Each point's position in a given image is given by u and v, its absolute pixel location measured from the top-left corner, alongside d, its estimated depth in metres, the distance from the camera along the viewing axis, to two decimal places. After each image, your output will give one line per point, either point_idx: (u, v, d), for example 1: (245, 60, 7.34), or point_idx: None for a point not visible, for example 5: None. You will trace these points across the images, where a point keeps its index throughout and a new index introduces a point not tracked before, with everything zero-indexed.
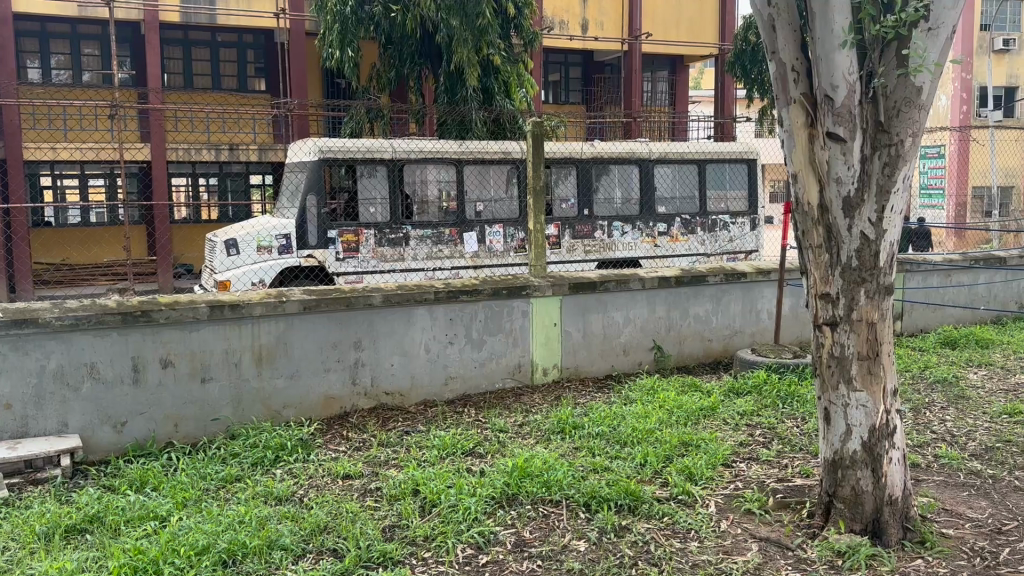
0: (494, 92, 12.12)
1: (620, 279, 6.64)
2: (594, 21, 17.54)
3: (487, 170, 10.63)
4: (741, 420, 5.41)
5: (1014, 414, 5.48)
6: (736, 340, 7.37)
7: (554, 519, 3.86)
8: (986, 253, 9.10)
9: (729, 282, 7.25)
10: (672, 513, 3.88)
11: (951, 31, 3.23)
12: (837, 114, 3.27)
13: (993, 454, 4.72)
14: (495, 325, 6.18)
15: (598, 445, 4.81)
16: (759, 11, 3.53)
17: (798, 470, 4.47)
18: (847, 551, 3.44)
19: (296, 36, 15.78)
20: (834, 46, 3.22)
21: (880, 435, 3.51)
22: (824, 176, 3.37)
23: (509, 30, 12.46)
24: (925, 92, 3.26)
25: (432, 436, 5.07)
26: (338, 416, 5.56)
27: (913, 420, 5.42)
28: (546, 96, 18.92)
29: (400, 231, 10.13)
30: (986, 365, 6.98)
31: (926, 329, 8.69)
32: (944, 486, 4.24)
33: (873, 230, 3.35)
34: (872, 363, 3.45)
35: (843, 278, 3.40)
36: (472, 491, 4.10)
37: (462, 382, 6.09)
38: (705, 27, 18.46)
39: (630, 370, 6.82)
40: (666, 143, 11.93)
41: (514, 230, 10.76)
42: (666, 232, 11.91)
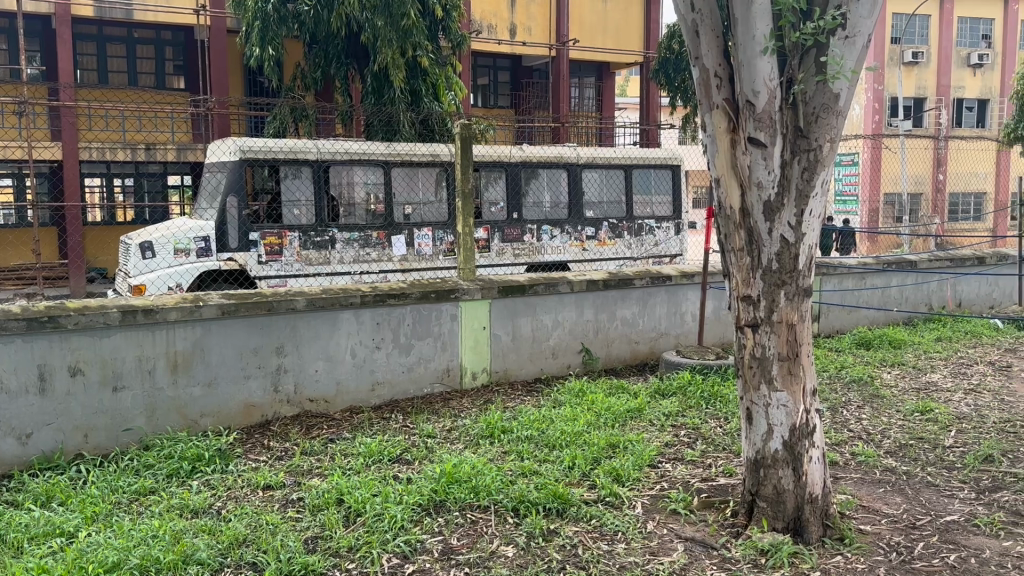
0: (421, 94, 11.98)
1: (549, 282, 6.64)
2: (522, 27, 17.64)
3: (414, 172, 10.55)
4: (667, 421, 5.46)
5: (924, 412, 5.69)
6: (662, 342, 7.45)
7: (482, 526, 3.80)
8: (898, 256, 9.45)
9: (655, 285, 7.33)
10: (600, 516, 3.88)
11: (866, 40, 3.32)
12: (758, 120, 3.33)
13: (906, 451, 4.89)
14: (423, 328, 6.10)
15: (527, 448, 4.78)
16: (683, 17, 3.56)
17: (721, 470, 4.53)
18: (770, 550, 3.49)
19: (217, 33, 15.36)
20: (756, 52, 3.27)
21: (801, 434, 3.57)
22: (745, 180, 3.42)
23: (436, 31, 12.36)
24: (843, 99, 3.34)
25: (358, 443, 4.96)
26: (258, 425, 5.39)
27: (830, 420, 5.56)
28: (474, 100, 18.87)
29: (326, 233, 9.92)
30: (899, 364, 7.24)
31: (842, 330, 8.96)
32: (861, 483, 4.36)
33: (793, 234, 3.41)
34: (793, 363, 3.51)
35: (764, 280, 3.45)
36: (398, 499, 4.02)
37: (389, 387, 5.98)
38: (631, 36, 18.75)
39: (559, 373, 6.82)
40: (593, 148, 12.05)
41: (443, 233, 10.68)
42: (594, 236, 11.98)
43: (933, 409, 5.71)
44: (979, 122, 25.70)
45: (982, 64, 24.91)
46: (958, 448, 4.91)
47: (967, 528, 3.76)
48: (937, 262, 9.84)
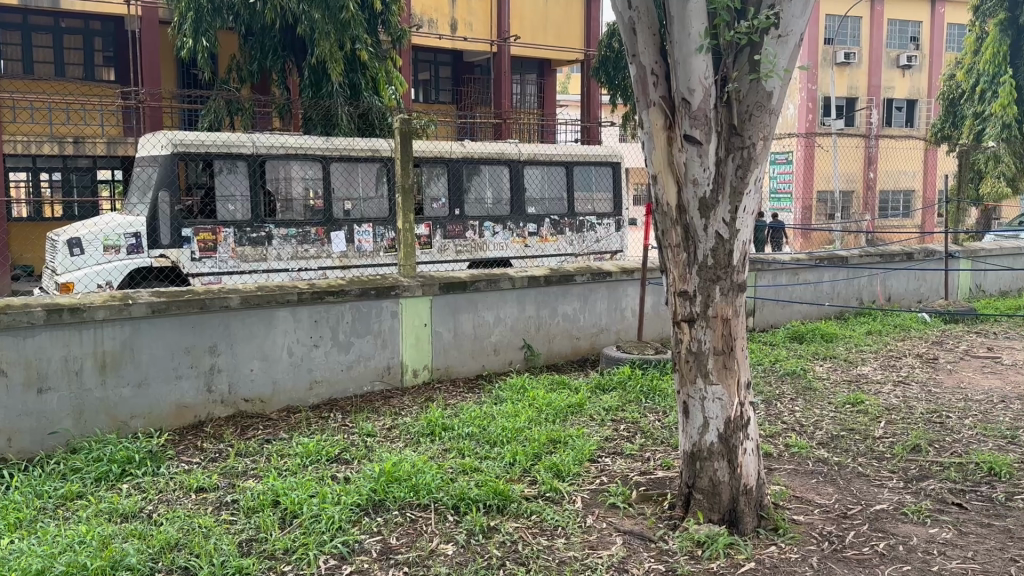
0: (361, 87, 11.79)
1: (490, 279, 6.63)
2: (463, 22, 17.55)
3: (354, 168, 10.46)
4: (607, 416, 5.50)
5: (856, 403, 5.85)
6: (602, 338, 7.51)
7: (421, 524, 3.77)
8: (830, 252, 9.73)
9: (595, 281, 7.38)
10: (539, 511, 3.89)
11: (798, 40, 3.39)
12: (693, 118, 3.37)
13: (838, 442, 5.02)
14: (362, 326, 6.02)
15: (467, 446, 4.77)
16: (620, 15, 3.59)
17: (659, 463, 4.59)
18: (706, 541, 3.55)
19: (149, 24, 14.95)
20: (691, 50, 3.30)
21: (735, 427, 3.63)
22: (681, 177, 3.46)
23: (376, 25, 12.21)
24: (775, 97, 3.40)
25: (295, 444, 4.88)
26: (192, 426, 5.26)
27: (765, 412, 5.68)
28: (415, 95, 18.71)
29: (262, 229, 9.73)
30: (831, 357, 7.44)
31: (776, 324, 9.16)
32: (794, 474, 4.46)
33: (727, 230, 3.46)
34: (727, 357, 3.57)
35: (699, 276, 3.50)
36: (336, 499, 3.96)
37: (328, 386, 5.89)
38: (572, 33, 18.84)
39: (500, 369, 6.81)
40: (535, 145, 12.06)
41: (384, 229, 10.60)
42: (536, 232, 12.02)
43: (864, 401, 5.88)
44: (907, 122, 26.58)
45: (911, 65, 25.76)
46: (887, 439, 5.06)
47: (896, 516, 3.88)
48: (868, 258, 10.14)
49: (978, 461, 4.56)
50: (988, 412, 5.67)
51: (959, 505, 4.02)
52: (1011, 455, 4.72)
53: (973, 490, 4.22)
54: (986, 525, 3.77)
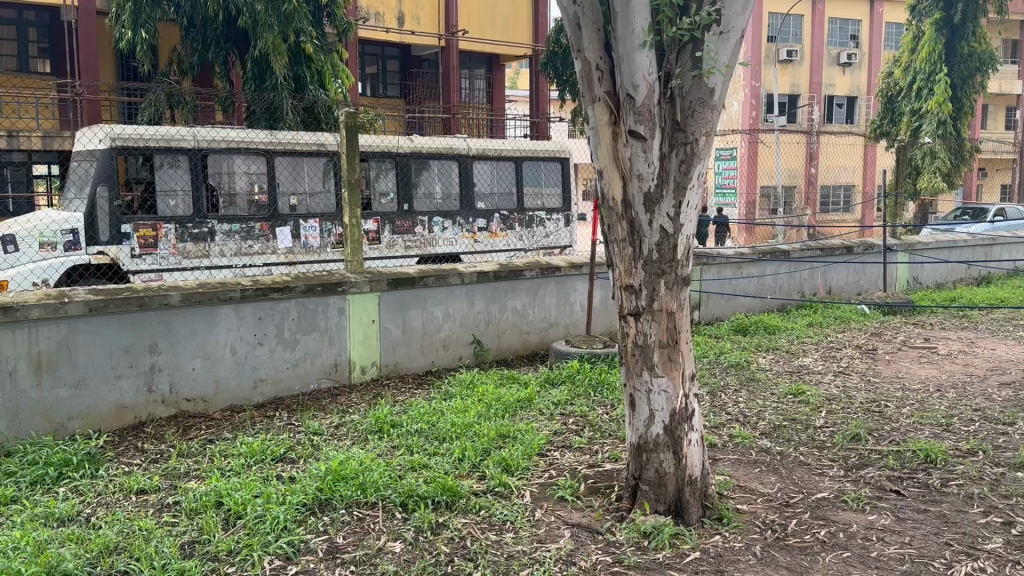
0: (306, 81, 11.61)
1: (439, 274, 6.60)
2: (410, 16, 17.43)
3: (299, 162, 10.32)
4: (556, 410, 5.53)
5: (797, 393, 5.99)
6: (551, 333, 7.54)
7: (368, 522, 3.74)
8: (773, 247, 9.92)
9: (544, 276, 7.40)
10: (488, 507, 3.89)
11: (739, 36, 3.43)
12: (637, 114, 3.40)
13: (780, 432, 5.13)
14: (308, 323, 5.94)
15: (416, 442, 4.74)
16: (565, 11, 3.59)
17: (607, 455, 4.63)
18: (652, 532, 3.60)
19: (85, 15, 14.54)
20: (635, 46, 3.33)
21: (680, 419, 3.68)
22: (626, 172, 3.49)
23: (321, 17, 12.02)
24: (717, 93, 3.44)
25: (238, 443, 4.80)
26: (132, 427, 5.13)
27: (710, 403, 5.78)
28: (362, 89, 18.52)
29: (205, 225, 9.54)
30: (773, 349, 7.59)
31: (721, 317, 9.31)
32: (739, 464, 4.55)
33: (672, 225, 3.50)
34: (672, 350, 3.62)
35: (645, 270, 3.53)
36: (281, 499, 3.91)
37: (273, 384, 5.80)
38: (520, 27, 18.86)
39: (450, 365, 6.80)
40: (484, 140, 12.05)
41: (331, 225, 10.48)
42: (485, 227, 12.01)
43: (805, 391, 6.02)
44: (848, 118, 27.25)
45: (851, 63, 26.36)
46: (828, 428, 5.19)
47: (837, 504, 3.98)
48: (809, 251, 10.36)
49: (914, 448, 4.70)
50: (924, 401, 5.85)
51: (897, 492, 4.14)
52: (945, 443, 4.87)
53: (910, 476, 4.35)
54: (922, 511, 3.89)
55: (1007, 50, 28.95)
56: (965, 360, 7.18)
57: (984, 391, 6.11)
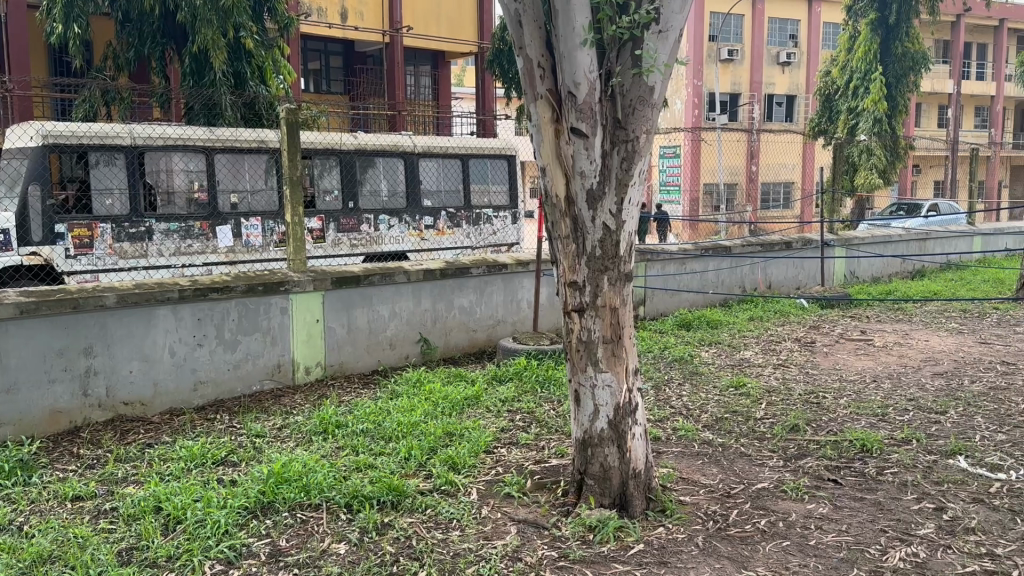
0: (246, 77, 11.38)
1: (384, 273, 6.56)
2: (352, 11, 17.20)
3: (240, 159, 10.14)
4: (503, 406, 5.54)
5: (738, 386, 6.11)
6: (498, 330, 7.55)
7: (312, 524, 3.70)
8: (715, 242, 10.10)
9: (491, 273, 7.40)
10: (434, 505, 3.88)
11: (678, 34, 3.48)
12: (579, 111, 3.42)
13: (722, 424, 5.23)
14: (249, 323, 5.85)
15: (361, 442, 4.70)
16: (506, 8, 3.59)
17: (553, 450, 4.67)
18: (597, 526, 3.63)
19: (15, 8, 14.04)
20: (576, 44, 3.35)
21: (624, 413, 3.73)
22: (569, 169, 3.51)
23: (261, 12, 11.80)
24: (657, 91, 3.49)
25: (178, 447, 4.71)
26: (67, 432, 4.99)
27: (655, 397, 5.86)
28: (305, 85, 18.27)
29: (142, 224, 9.33)
30: (716, 343, 7.72)
31: (665, 313, 9.45)
32: (682, 457, 4.62)
33: (614, 221, 3.54)
34: (616, 346, 3.66)
35: (588, 267, 3.56)
36: (222, 503, 3.85)
37: (213, 387, 5.70)
38: (464, 24, 18.81)
39: (396, 364, 6.76)
40: (429, 137, 11.99)
41: (273, 223, 10.33)
42: (432, 225, 11.97)
43: (746, 384, 6.15)
44: (787, 117, 27.84)
45: (790, 62, 26.92)
46: (768, 419, 5.31)
47: (776, 494, 4.07)
48: (750, 247, 10.57)
49: (851, 438, 4.84)
50: (860, 391, 6.02)
51: (835, 481, 4.25)
52: (880, 432, 5.02)
53: (847, 465, 4.47)
54: (859, 499, 4.01)
55: (939, 50, 29.86)
56: (899, 352, 7.41)
57: (917, 381, 6.32)
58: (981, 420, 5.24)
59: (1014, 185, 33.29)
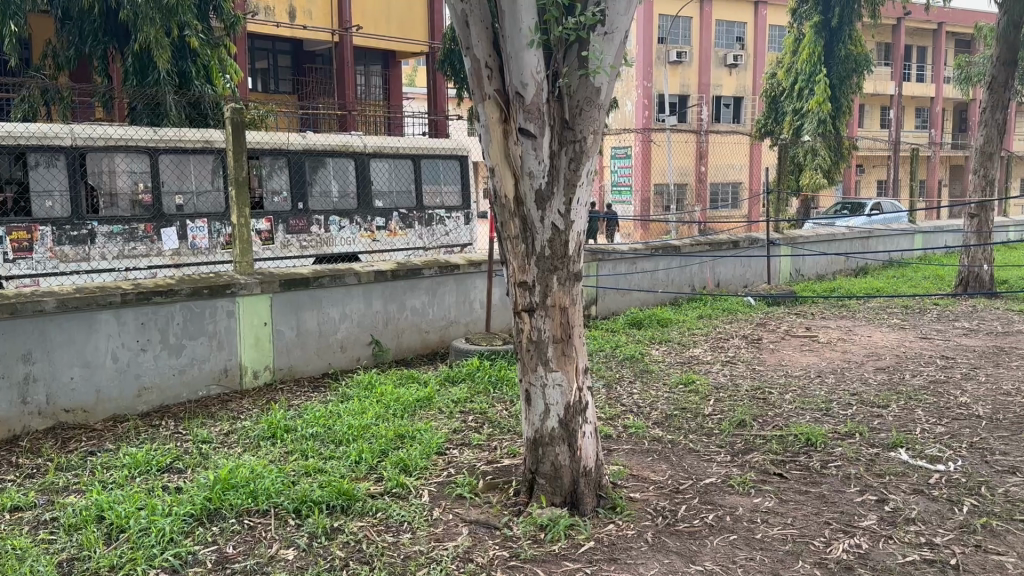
0: (192, 76, 11.15)
1: (334, 274, 6.50)
2: (300, 10, 16.98)
3: (186, 160, 9.94)
4: (455, 407, 5.53)
5: (687, 383, 6.20)
6: (450, 331, 7.53)
7: (260, 530, 3.65)
8: (664, 242, 10.22)
9: (442, 274, 7.37)
10: (385, 508, 3.85)
11: (624, 36, 3.51)
12: (527, 111, 3.43)
13: (672, 421, 5.29)
14: (195, 327, 5.74)
15: (311, 447, 4.65)
16: (452, 7, 3.59)
17: (505, 451, 4.68)
18: (548, 524, 3.65)
19: None
20: (523, 45, 3.36)
21: (574, 412, 3.75)
22: (517, 170, 3.52)
23: (206, 11, 11.57)
24: (603, 92, 3.52)
25: (122, 455, 4.60)
26: (6, 441, 4.84)
27: (606, 395, 5.90)
28: (253, 85, 18.00)
29: (84, 227, 9.10)
30: (666, 341, 7.81)
31: (617, 312, 9.52)
32: (632, 454, 4.67)
33: (563, 221, 3.56)
34: (566, 345, 3.68)
35: (537, 267, 3.58)
36: (167, 510, 3.77)
37: (158, 392, 5.58)
38: (414, 24, 18.73)
39: (347, 366, 6.70)
40: (380, 137, 11.91)
41: (219, 225, 10.15)
42: (384, 226, 11.90)
43: (695, 380, 6.24)
44: (735, 118, 28.30)
45: (736, 64, 27.37)
46: (716, 415, 5.39)
47: (723, 488, 4.14)
48: (699, 246, 10.73)
49: (796, 433, 4.94)
50: (806, 387, 6.16)
51: (780, 475, 4.34)
52: (825, 426, 5.13)
53: (792, 459, 4.57)
54: (804, 492, 4.09)
55: (880, 53, 30.64)
56: (844, 348, 7.58)
57: (860, 376, 6.49)
58: (922, 414, 5.39)
59: (953, 184, 34.35)
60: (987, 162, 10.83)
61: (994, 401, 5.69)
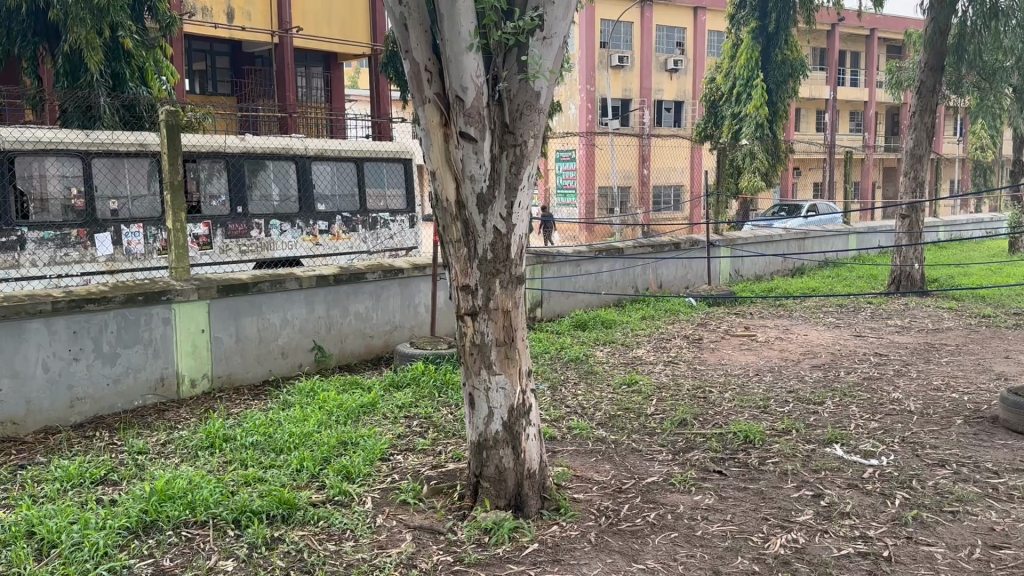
0: (125, 78, 10.85)
1: (275, 279, 6.40)
2: (239, 11, 16.69)
3: (120, 164, 9.72)
4: (399, 413, 5.49)
5: (630, 383, 6.27)
6: (395, 336, 7.48)
7: (198, 542, 3.57)
8: (608, 244, 10.31)
9: (386, 278, 7.31)
10: (327, 517, 3.80)
11: (562, 41, 3.54)
12: (468, 115, 3.42)
13: (615, 421, 5.35)
14: (130, 335, 5.60)
15: (250, 456, 4.57)
16: (391, 10, 3.56)
17: (450, 455, 4.66)
18: (492, 528, 3.66)
19: None
20: (462, 49, 3.35)
21: (518, 414, 3.76)
22: (459, 174, 3.51)
23: (140, 12, 11.29)
24: (543, 97, 3.55)
25: (53, 468, 4.45)
26: None
27: (550, 397, 5.94)
28: (191, 87, 17.62)
29: (14, 233, 8.73)
30: (610, 343, 7.89)
31: (561, 314, 9.58)
32: (576, 455, 4.70)
33: (504, 225, 3.57)
34: (509, 347, 3.68)
35: (480, 270, 3.58)
36: (101, 524, 3.67)
37: (92, 403, 5.43)
38: (356, 26, 18.55)
39: (289, 373, 6.61)
40: (322, 140, 11.76)
41: (155, 230, 9.98)
42: (326, 230, 11.77)
43: (638, 381, 6.32)
44: (676, 122, 28.77)
45: (677, 69, 27.82)
46: (658, 415, 5.46)
47: (665, 487, 4.19)
48: (642, 248, 10.86)
49: (735, 430, 5.03)
50: (746, 385, 6.28)
51: (720, 472, 4.41)
52: (763, 424, 5.25)
53: (732, 457, 4.65)
54: (743, 489, 4.17)
55: (816, 58, 31.45)
56: (781, 346, 7.76)
57: (797, 374, 6.65)
58: (856, 409, 5.55)
59: (886, 186, 35.46)
60: (917, 165, 11.20)
61: (925, 396, 5.89)
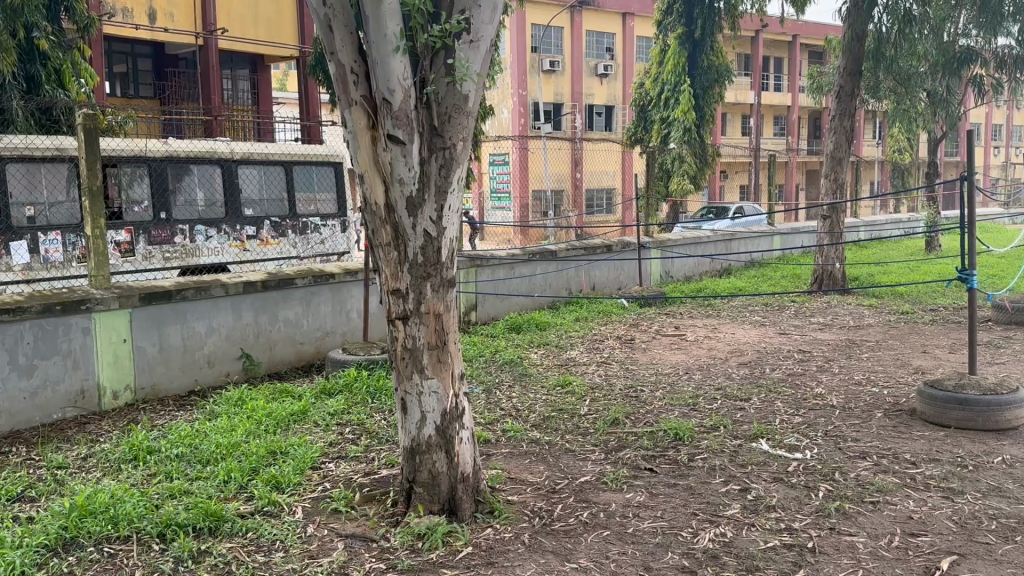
0: (40, 80, 10.38)
1: (199, 287, 6.25)
2: (161, 12, 16.27)
3: (36, 169, 9.41)
4: (332, 420, 5.42)
5: (565, 385, 6.30)
6: (327, 342, 7.37)
7: (120, 558, 3.45)
8: (541, 247, 10.35)
9: (316, 283, 7.21)
10: (256, 527, 3.73)
11: (489, 44, 3.55)
12: (395, 118, 3.40)
13: (549, 422, 5.38)
14: (48, 346, 5.39)
15: (176, 468, 4.45)
16: (315, 11, 3.51)
17: (383, 462, 4.62)
18: (426, 533, 3.64)
19: None
20: (389, 51, 3.33)
21: (451, 418, 3.75)
22: (388, 176, 3.49)
23: (57, 12, 10.82)
24: (471, 100, 3.55)
25: None
26: None
27: (485, 400, 5.94)
28: (111, 89, 17.08)
29: None
30: (544, 345, 7.93)
31: (495, 317, 9.59)
32: (510, 457, 4.71)
33: (434, 228, 3.55)
34: (441, 351, 3.67)
35: (411, 274, 3.56)
36: (17, 542, 3.52)
37: (8, 417, 5.20)
38: (283, 28, 18.26)
39: (217, 382, 6.45)
40: (249, 144, 11.53)
41: (74, 237, 9.60)
42: (255, 235, 11.54)
43: (572, 382, 6.36)
44: (607, 126, 29.16)
45: (607, 74, 28.21)
46: (591, 415, 5.52)
47: (598, 486, 4.23)
48: (574, 251, 10.95)
49: (665, 428, 5.12)
50: (676, 383, 6.40)
51: (651, 469, 4.48)
52: (692, 421, 5.35)
53: (662, 454, 4.73)
54: (673, 485, 4.25)
55: (741, 63, 32.27)
56: (709, 345, 7.91)
57: (725, 371, 6.81)
58: (781, 405, 5.71)
59: (808, 188, 36.61)
60: (837, 167, 11.59)
61: (846, 391, 6.09)
